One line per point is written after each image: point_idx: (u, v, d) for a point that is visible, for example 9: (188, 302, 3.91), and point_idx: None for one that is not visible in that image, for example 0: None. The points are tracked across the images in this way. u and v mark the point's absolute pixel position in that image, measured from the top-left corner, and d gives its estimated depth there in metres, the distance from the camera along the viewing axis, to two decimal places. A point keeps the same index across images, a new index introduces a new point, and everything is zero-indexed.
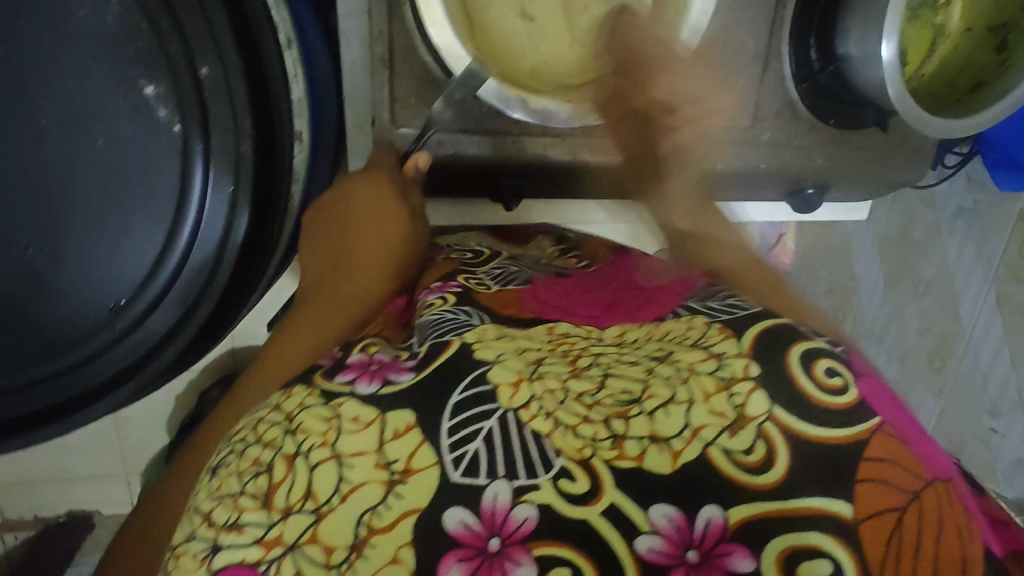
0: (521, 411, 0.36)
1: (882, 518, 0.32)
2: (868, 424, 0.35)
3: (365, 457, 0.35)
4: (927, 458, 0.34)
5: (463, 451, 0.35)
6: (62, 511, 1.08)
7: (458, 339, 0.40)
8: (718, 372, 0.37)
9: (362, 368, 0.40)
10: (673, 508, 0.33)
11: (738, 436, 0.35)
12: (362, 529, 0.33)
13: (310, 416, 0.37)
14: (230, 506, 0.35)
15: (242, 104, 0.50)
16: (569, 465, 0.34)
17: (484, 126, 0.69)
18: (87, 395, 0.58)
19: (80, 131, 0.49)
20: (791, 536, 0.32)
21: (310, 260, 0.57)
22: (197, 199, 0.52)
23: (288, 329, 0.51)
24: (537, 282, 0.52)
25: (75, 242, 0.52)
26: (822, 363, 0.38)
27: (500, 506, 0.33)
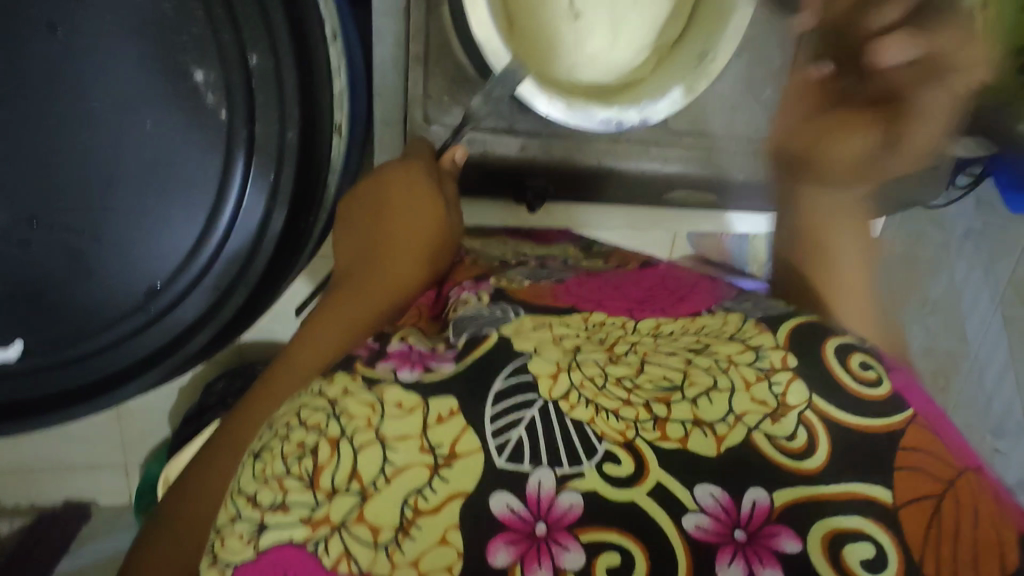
0: (561, 402, 0.37)
1: (920, 503, 0.33)
2: (903, 415, 0.37)
3: (409, 441, 0.35)
4: (958, 450, 0.36)
5: (507, 438, 0.36)
6: (59, 500, 1.08)
7: (495, 335, 0.41)
8: (756, 363, 0.39)
9: (405, 356, 0.41)
10: (719, 490, 0.34)
11: (778, 424, 0.37)
12: (408, 510, 0.34)
13: (352, 401, 0.37)
14: (274, 488, 0.35)
15: (292, 95, 0.51)
16: (614, 449, 0.35)
17: (515, 127, 0.71)
18: (117, 377, 0.58)
19: (129, 116, 0.50)
20: (833, 520, 0.33)
21: (346, 246, 0.56)
22: (237, 184, 0.53)
23: (323, 313, 0.50)
24: (569, 280, 0.53)
25: (115, 225, 0.52)
26: (856, 356, 0.40)
27: (545, 493, 0.34)
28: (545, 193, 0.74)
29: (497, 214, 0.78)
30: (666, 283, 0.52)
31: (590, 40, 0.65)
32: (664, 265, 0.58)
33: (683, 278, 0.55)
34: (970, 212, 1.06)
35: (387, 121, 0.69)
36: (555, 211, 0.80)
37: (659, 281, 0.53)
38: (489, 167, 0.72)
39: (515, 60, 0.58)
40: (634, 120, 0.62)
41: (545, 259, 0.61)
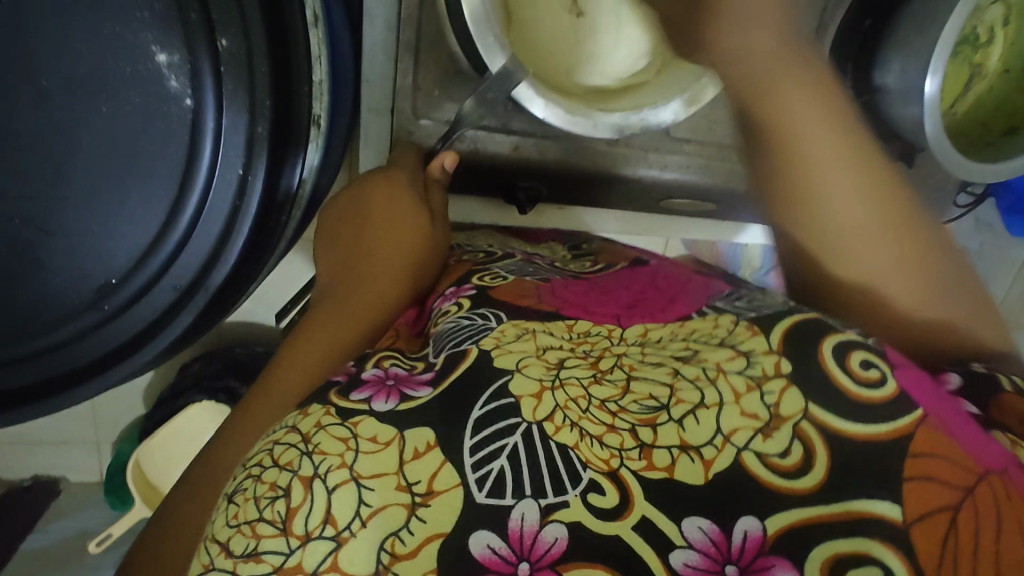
0: (546, 424, 0.34)
1: (933, 518, 0.30)
2: (911, 416, 0.33)
3: (385, 479, 0.33)
4: (979, 449, 0.32)
5: (488, 469, 0.32)
6: (28, 475, 1.04)
7: (475, 348, 0.39)
8: (746, 371, 0.35)
9: (379, 383, 0.38)
10: (708, 523, 0.31)
11: (772, 440, 0.33)
12: (385, 555, 0.31)
13: (325, 436, 0.34)
14: (247, 534, 0.32)
15: (263, 84, 0.46)
16: (598, 478, 0.32)
17: (509, 127, 0.68)
18: (69, 378, 0.54)
19: (83, 99, 0.46)
20: (835, 545, 0.30)
21: (329, 258, 0.53)
22: (203, 177, 0.49)
23: (302, 337, 0.46)
24: (556, 281, 0.50)
25: (67, 215, 0.49)
26: (857, 354, 0.35)
27: (528, 528, 0.31)
28: (537, 195, 0.70)
29: (485, 212, 0.74)
30: (658, 284, 0.50)
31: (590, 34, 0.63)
32: (655, 263, 0.56)
33: (676, 275, 0.53)
34: (969, 230, 1.04)
35: (375, 110, 0.64)
36: (546, 213, 0.75)
37: (650, 282, 0.51)
38: (478, 166, 0.69)
39: (509, 59, 0.53)
40: (636, 126, 0.58)
41: (531, 257, 0.58)
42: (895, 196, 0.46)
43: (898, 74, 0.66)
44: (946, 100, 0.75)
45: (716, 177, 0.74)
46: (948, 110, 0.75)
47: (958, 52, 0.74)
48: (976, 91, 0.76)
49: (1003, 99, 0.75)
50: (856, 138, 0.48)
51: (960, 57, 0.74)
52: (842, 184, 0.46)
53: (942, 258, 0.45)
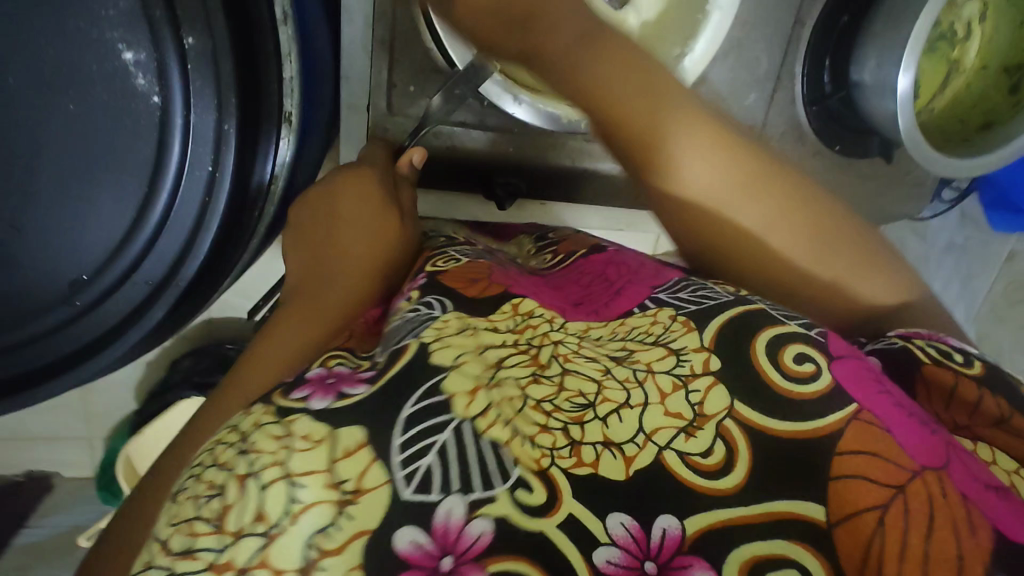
0: (477, 420, 0.34)
1: (858, 518, 0.30)
2: (842, 413, 0.33)
3: (317, 475, 0.32)
4: (915, 447, 0.32)
5: (416, 467, 0.33)
6: (20, 470, 1.04)
7: (416, 342, 0.38)
8: (674, 370, 0.37)
9: (320, 381, 0.37)
10: (629, 518, 0.32)
11: (694, 440, 0.34)
12: (313, 551, 0.31)
13: (262, 434, 0.35)
14: (183, 532, 0.32)
15: (229, 82, 0.46)
16: (525, 475, 0.33)
17: (484, 122, 0.68)
18: (42, 372, 0.54)
19: (51, 96, 0.47)
20: (757, 546, 0.30)
21: (299, 255, 0.53)
22: (173, 174, 0.49)
23: (270, 330, 0.47)
24: (509, 267, 0.51)
25: (37, 212, 0.50)
26: (794, 348, 0.36)
27: (453, 523, 0.31)
28: (516, 190, 0.71)
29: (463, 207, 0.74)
30: (608, 273, 0.50)
31: None
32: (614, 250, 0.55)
33: (627, 259, 0.52)
34: (953, 227, 1.05)
35: (354, 106, 0.64)
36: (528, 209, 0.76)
37: (601, 272, 0.51)
38: (454, 163, 0.70)
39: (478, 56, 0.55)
40: None
41: (493, 250, 0.59)
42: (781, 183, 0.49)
43: (874, 70, 0.67)
44: (924, 97, 0.75)
45: None
46: (926, 105, 0.76)
47: (936, 49, 0.74)
48: (954, 87, 0.76)
49: (978, 96, 0.76)
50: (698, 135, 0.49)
51: (937, 53, 0.74)
52: (724, 188, 0.48)
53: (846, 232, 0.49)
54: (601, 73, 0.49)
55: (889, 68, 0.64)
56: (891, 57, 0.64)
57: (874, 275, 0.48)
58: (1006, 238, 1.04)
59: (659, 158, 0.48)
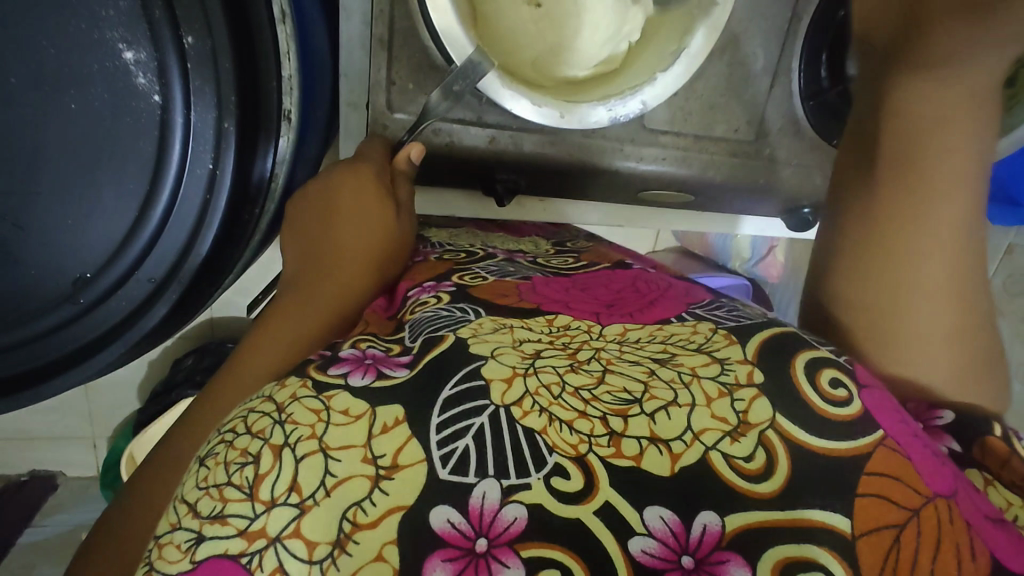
0: (514, 408, 0.35)
1: (880, 532, 0.32)
2: (871, 437, 0.35)
3: (353, 451, 0.33)
4: (929, 475, 0.34)
5: (452, 448, 0.33)
6: (25, 470, 1.05)
7: (452, 335, 0.40)
8: (720, 377, 0.37)
9: (358, 361, 0.39)
10: (669, 512, 0.32)
11: (739, 444, 0.34)
12: (346, 524, 0.31)
13: (299, 407, 0.35)
14: (214, 497, 0.33)
15: (228, 84, 0.47)
16: (563, 462, 0.33)
17: (483, 119, 0.68)
18: (49, 368, 0.55)
19: (51, 96, 0.47)
20: (786, 548, 0.31)
21: (297, 247, 0.54)
22: (174, 169, 0.50)
23: (268, 322, 0.47)
24: (537, 278, 0.52)
25: (39, 211, 0.50)
26: (827, 373, 0.38)
27: (488, 506, 0.31)
28: (516, 187, 0.73)
29: (464, 207, 0.76)
30: (637, 285, 0.51)
31: (551, 20, 0.63)
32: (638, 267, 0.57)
33: (655, 281, 0.53)
34: None
35: (353, 104, 0.65)
36: (529, 205, 0.78)
37: (631, 283, 0.52)
38: (453, 160, 0.70)
39: (477, 51, 0.55)
40: (603, 118, 0.60)
41: (513, 255, 0.60)
42: (981, 271, 0.45)
43: None
44: None
45: (693, 169, 0.75)
46: None
47: None
48: None
49: None
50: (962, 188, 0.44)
51: None
52: (949, 254, 0.44)
53: (976, 323, 0.45)
54: (945, 145, 0.44)
55: None
56: None
57: (973, 383, 0.44)
58: (1006, 232, 1.05)
59: (926, 220, 0.44)
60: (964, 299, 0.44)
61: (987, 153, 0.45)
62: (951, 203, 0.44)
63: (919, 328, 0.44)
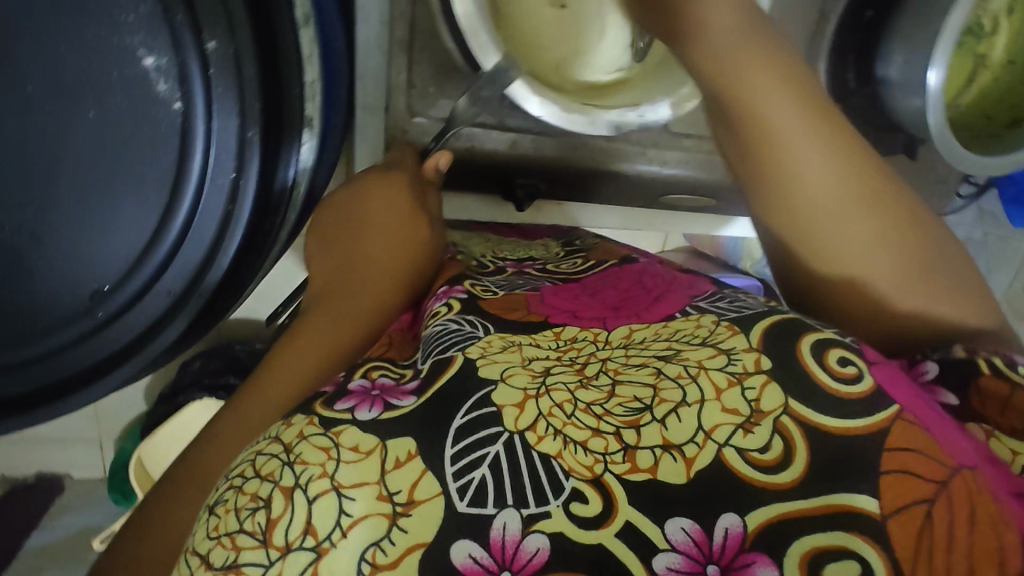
0: (528, 433, 0.33)
1: (909, 511, 0.29)
2: (887, 412, 0.32)
3: (367, 488, 0.32)
4: (953, 445, 0.31)
5: (469, 479, 0.32)
6: (31, 472, 1.03)
7: (459, 356, 0.38)
8: (727, 367, 0.35)
9: (363, 394, 0.37)
10: (690, 522, 0.31)
11: (751, 436, 0.33)
12: (365, 565, 0.30)
13: (308, 446, 0.34)
14: (226, 545, 0.32)
15: (252, 90, 0.46)
16: (580, 486, 0.32)
17: (504, 123, 0.67)
18: (64, 384, 0.54)
19: (70, 103, 0.45)
20: (815, 539, 0.29)
21: (323, 263, 0.52)
22: (194, 180, 0.48)
23: (290, 338, 0.46)
24: (545, 287, 0.49)
25: (56, 222, 0.48)
26: (835, 352, 0.35)
27: (510, 537, 0.30)
28: (535, 191, 0.71)
29: (482, 211, 0.74)
30: (644, 281, 0.49)
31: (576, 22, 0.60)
32: (645, 261, 0.55)
33: (661, 272, 0.52)
34: (971, 222, 1.03)
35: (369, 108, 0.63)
36: (546, 209, 0.76)
37: (638, 280, 0.50)
38: (479, 165, 0.68)
39: (504, 57, 0.53)
40: (632, 124, 0.59)
41: (523, 263, 0.57)
42: (889, 186, 0.42)
43: (902, 66, 0.65)
44: (950, 92, 0.74)
45: (715, 173, 0.74)
46: (953, 102, 0.75)
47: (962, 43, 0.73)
48: (979, 84, 0.75)
49: (1007, 91, 0.74)
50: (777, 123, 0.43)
51: (963, 48, 0.74)
52: (834, 191, 0.41)
53: (920, 235, 0.42)
54: (775, 102, 0.43)
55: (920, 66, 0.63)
56: (923, 54, 0.62)
57: (943, 294, 0.41)
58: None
59: (815, 170, 0.41)
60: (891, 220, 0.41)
61: (808, 93, 0.44)
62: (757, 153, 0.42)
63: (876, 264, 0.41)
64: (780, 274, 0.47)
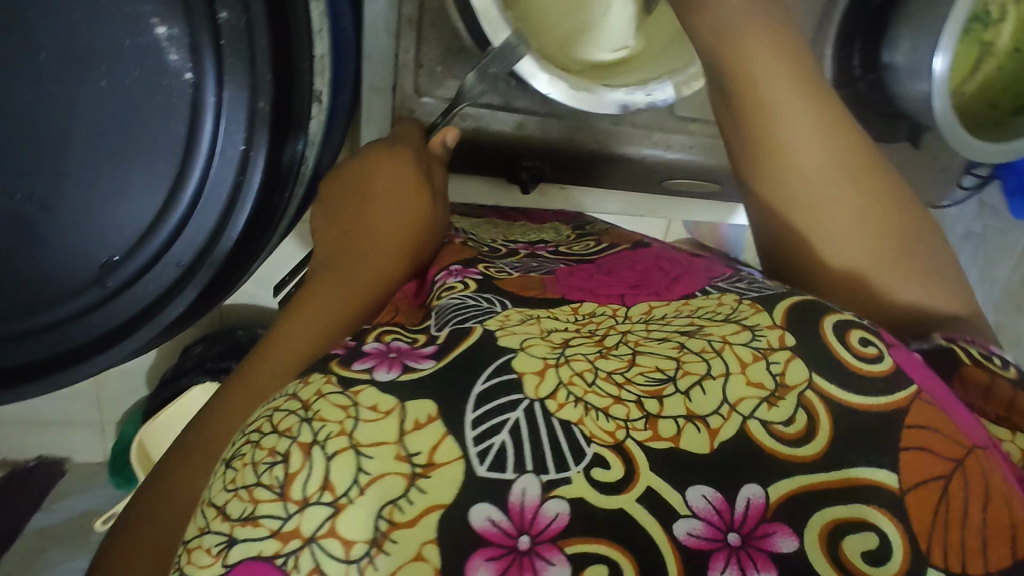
0: (548, 401, 0.33)
1: (927, 486, 0.30)
2: (908, 391, 0.33)
3: (386, 447, 0.32)
4: (968, 425, 0.32)
5: (489, 444, 0.32)
6: (33, 455, 1.03)
7: (480, 327, 0.38)
8: (751, 343, 0.36)
9: (381, 355, 0.36)
10: (711, 490, 0.31)
11: (777, 409, 0.33)
12: (383, 523, 0.30)
13: (326, 404, 0.33)
14: (244, 498, 0.32)
15: (263, 57, 0.45)
16: (603, 453, 0.32)
17: (511, 105, 0.67)
18: (69, 358, 0.53)
19: (81, 73, 0.46)
20: (836, 510, 0.30)
21: (326, 231, 0.52)
22: (205, 147, 0.48)
23: (300, 299, 0.46)
24: (559, 270, 0.50)
25: (67, 194, 0.49)
26: (856, 332, 0.35)
27: (529, 503, 0.30)
28: (540, 174, 0.70)
29: (487, 194, 0.74)
30: (660, 263, 0.50)
31: None
32: (656, 244, 0.56)
33: (676, 258, 0.52)
34: (973, 216, 1.05)
35: (377, 88, 0.64)
36: (551, 194, 0.75)
37: (653, 261, 0.50)
38: (480, 145, 0.68)
39: (514, 33, 0.53)
40: (641, 103, 0.59)
41: (534, 247, 0.58)
42: (865, 166, 0.44)
43: (907, 52, 0.66)
44: (954, 81, 0.75)
45: (720, 159, 0.75)
46: (957, 90, 0.76)
47: (968, 31, 0.74)
48: (985, 72, 0.75)
49: (1014, 78, 0.74)
50: (793, 88, 0.46)
51: (970, 36, 0.74)
52: (822, 158, 0.44)
53: (871, 191, 0.44)
54: (769, 70, 0.46)
55: (925, 50, 0.64)
56: (925, 39, 0.64)
57: (911, 276, 0.43)
58: None
59: (794, 134, 0.44)
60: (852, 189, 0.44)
61: (777, 52, 0.47)
62: (783, 112, 0.45)
63: (836, 233, 0.44)
64: (760, 236, 0.50)
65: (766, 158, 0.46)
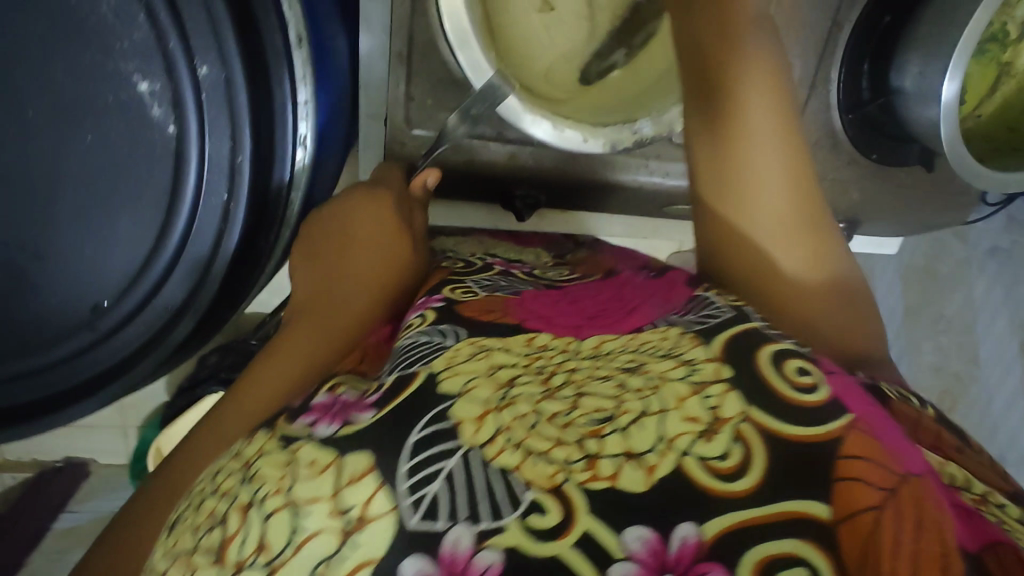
0: (486, 448, 0.31)
1: (857, 519, 0.28)
2: (839, 422, 0.31)
3: (320, 503, 0.31)
4: (898, 451, 0.30)
5: (422, 494, 0.30)
6: (60, 456, 1.07)
7: (425, 369, 0.36)
8: (687, 377, 0.34)
9: (326, 408, 0.36)
10: (647, 530, 0.28)
11: (710, 444, 0.31)
12: None
13: (265, 462, 0.33)
14: (188, 562, 0.32)
15: (243, 113, 0.47)
16: (541, 497, 0.29)
17: (504, 135, 0.66)
18: (71, 392, 0.56)
19: (71, 129, 0.48)
20: (768, 545, 0.27)
21: (305, 275, 0.53)
22: (188, 199, 0.50)
23: (273, 350, 0.46)
24: (527, 292, 0.49)
25: (58, 241, 0.51)
26: (793, 361, 0.34)
27: (461, 553, 0.28)
28: (536, 202, 0.70)
29: (481, 219, 0.74)
30: (623, 294, 0.48)
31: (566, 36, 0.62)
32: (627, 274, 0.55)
33: (641, 287, 0.50)
34: (998, 231, 1.02)
35: (372, 116, 0.64)
36: (547, 217, 0.75)
37: (617, 293, 0.49)
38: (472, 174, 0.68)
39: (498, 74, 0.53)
40: (629, 141, 0.59)
41: (511, 265, 0.57)
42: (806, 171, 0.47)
43: (917, 76, 0.64)
44: (968, 104, 0.72)
45: None
46: (970, 113, 0.73)
47: (985, 51, 0.71)
48: (1004, 92, 0.72)
49: None
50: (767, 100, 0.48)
51: (986, 55, 0.71)
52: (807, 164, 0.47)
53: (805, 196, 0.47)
54: (753, 74, 0.49)
55: (934, 75, 0.61)
56: (936, 64, 0.61)
57: (811, 252, 0.46)
58: None
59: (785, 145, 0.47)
60: (793, 183, 0.46)
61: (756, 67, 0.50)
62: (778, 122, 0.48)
63: (770, 232, 0.46)
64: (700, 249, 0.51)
65: (760, 162, 0.47)
